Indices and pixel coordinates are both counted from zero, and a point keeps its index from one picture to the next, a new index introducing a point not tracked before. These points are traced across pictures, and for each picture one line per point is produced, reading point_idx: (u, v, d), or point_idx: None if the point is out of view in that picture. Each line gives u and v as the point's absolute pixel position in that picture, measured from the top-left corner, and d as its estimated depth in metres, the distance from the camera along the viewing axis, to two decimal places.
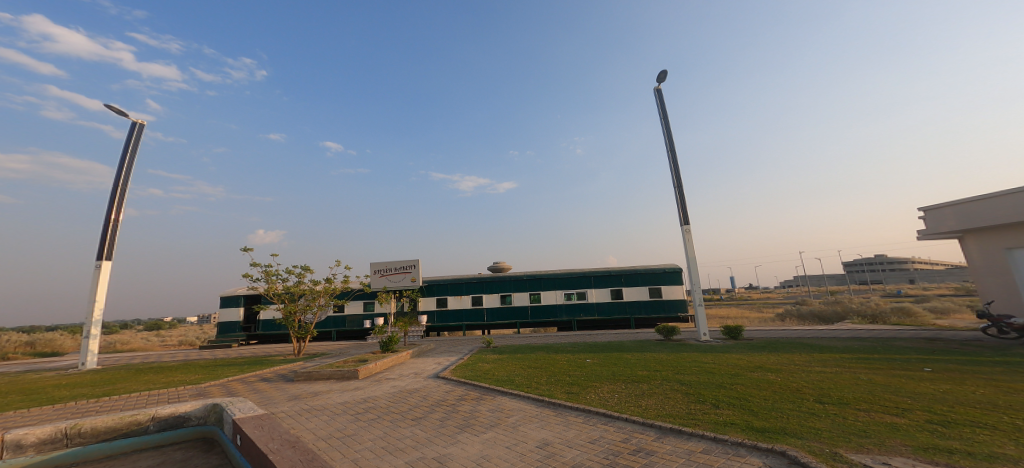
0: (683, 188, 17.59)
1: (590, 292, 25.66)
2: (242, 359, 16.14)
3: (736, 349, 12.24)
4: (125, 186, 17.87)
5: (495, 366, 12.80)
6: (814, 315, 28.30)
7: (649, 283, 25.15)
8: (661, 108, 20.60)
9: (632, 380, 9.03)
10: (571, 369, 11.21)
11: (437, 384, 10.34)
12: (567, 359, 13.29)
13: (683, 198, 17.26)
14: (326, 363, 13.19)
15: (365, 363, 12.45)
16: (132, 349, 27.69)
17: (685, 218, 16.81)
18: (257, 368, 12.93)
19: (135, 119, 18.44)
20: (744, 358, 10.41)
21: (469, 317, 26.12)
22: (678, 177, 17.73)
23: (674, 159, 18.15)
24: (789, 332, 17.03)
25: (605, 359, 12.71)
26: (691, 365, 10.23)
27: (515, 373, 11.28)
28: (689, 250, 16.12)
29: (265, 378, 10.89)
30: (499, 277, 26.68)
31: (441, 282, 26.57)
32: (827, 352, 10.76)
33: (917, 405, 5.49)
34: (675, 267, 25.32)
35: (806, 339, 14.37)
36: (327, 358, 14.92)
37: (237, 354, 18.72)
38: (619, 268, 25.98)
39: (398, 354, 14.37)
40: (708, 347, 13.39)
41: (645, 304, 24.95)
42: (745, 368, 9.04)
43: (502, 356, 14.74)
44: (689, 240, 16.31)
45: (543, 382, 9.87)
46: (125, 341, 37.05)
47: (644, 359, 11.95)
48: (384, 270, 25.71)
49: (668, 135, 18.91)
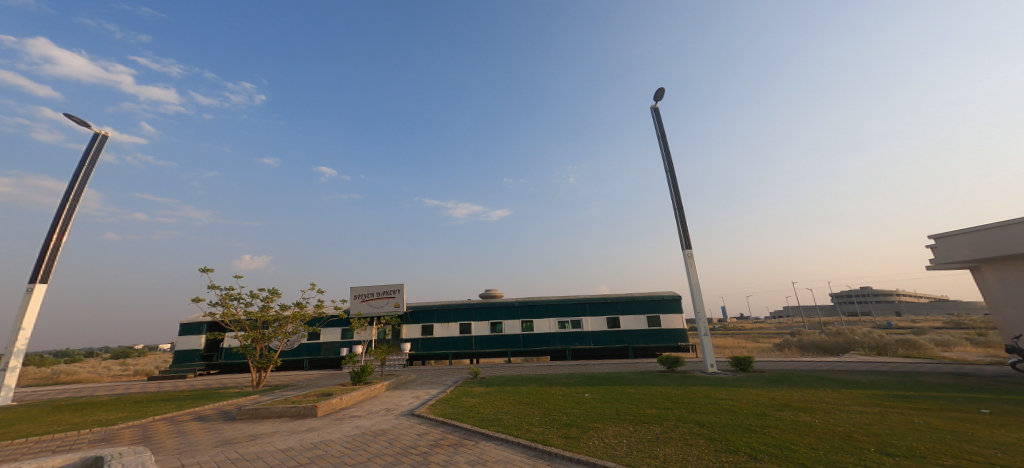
0: (684, 210, 16.84)
1: (585, 320, 24.27)
2: (193, 392, 14.30)
3: (751, 383, 10.94)
4: (78, 199, 16.51)
5: (481, 400, 11.27)
6: (817, 346, 27.07)
7: (646, 311, 23.89)
8: (659, 128, 20.20)
9: (640, 422, 7.68)
10: (568, 406, 9.75)
11: (409, 425, 8.78)
12: (562, 393, 11.82)
13: (683, 220, 16.44)
14: (286, 396, 11.51)
15: (330, 396, 10.82)
16: (81, 380, 25.20)
17: (686, 242, 15.90)
18: (204, 404, 11.21)
19: (99, 130, 17.41)
20: (765, 395, 9.11)
21: (456, 345, 24.39)
22: (677, 198, 17.00)
23: (673, 180, 17.50)
24: (799, 364, 15.77)
25: (606, 393, 11.26)
26: (704, 401, 8.92)
27: (502, 410, 9.77)
28: (692, 275, 15.09)
29: (207, 417, 9.25)
30: (489, 302, 25.21)
31: (427, 308, 25.01)
32: (855, 388, 9.53)
33: (1015, 462, 4.27)
34: (674, 295, 24.19)
35: (822, 371, 13.16)
36: (291, 391, 13.17)
37: (190, 386, 16.76)
38: (615, 295, 24.76)
39: (371, 386, 12.68)
40: (718, 380, 12.09)
41: (643, 334, 23.56)
42: (770, 407, 7.76)
43: (489, 389, 13.16)
44: (692, 265, 15.32)
45: (535, 422, 8.39)
46: (79, 370, 34.25)
47: (649, 394, 10.58)
48: (365, 294, 24.01)
49: (666, 156, 18.41)
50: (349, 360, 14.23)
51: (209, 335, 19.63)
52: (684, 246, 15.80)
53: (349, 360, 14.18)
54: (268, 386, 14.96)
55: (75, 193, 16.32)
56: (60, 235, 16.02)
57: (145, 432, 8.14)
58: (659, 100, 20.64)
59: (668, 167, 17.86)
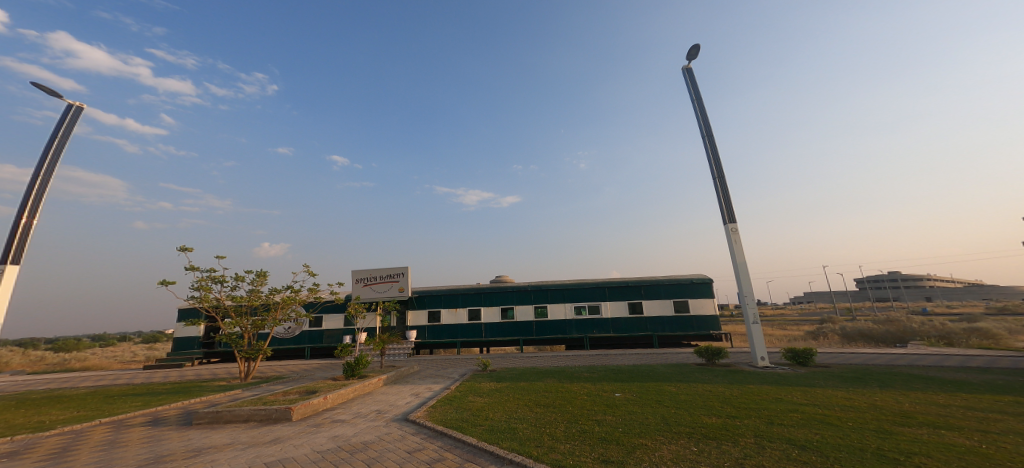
0: (726, 179, 14.46)
1: (604, 306, 22.28)
2: (175, 383, 12.91)
3: (824, 383, 8.80)
4: (48, 175, 14.98)
5: (489, 400, 9.43)
6: (862, 335, 24.53)
7: (673, 296, 21.68)
8: (693, 90, 17.67)
9: (707, 440, 5.66)
10: (598, 411, 7.81)
11: (400, 436, 6.96)
12: (587, 392, 9.89)
13: (725, 191, 14.10)
14: (265, 393, 9.86)
15: (313, 394, 9.09)
16: (83, 368, 24.53)
17: (729, 216, 13.60)
18: (172, 400, 9.66)
19: (70, 100, 15.76)
20: (860, 401, 6.99)
21: (465, 332, 22.76)
22: (718, 166, 14.63)
23: (711, 146, 15.15)
24: (864, 357, 13.46)
25: (642, 392, 9.28)
26: (781, 407, 6.87)
27: (517, 415, 7.89)
28: (737, 254, 12.85)
29: (161, 420, 7.60)
30: (500, 287, 23.41)
31: (433, 293, 23.38)
32: (978, 394, 7.30)
33: None
34: (704, 278, 21.86)
35: (900, 367, 10.93)
36: (276, 385, 11.58)
37: (179, 377, 15.46)
38: (638, 279, 22.65)
39: (365, 380, 10.98)
40: (777, 377, 10.01)
41: (669, 321, 21.43)
42: (888, 422, 5.64)
43: (501, 386, 11.35)
44: (737, 243, 13.06)
45: (561, 436, 6.45)
46: (91, 357, 33.99)
47: (699, 393, 8.57)
48: (368, 278, 22.48)
49: (702, 120, 16.03)
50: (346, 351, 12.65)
51: (204, 322, 18.30)
52: (727, 221, 13.53)
53: (344, 351, 12.58)
54: (258, 378, 13.47)
55: (46, 168, 14.81)
56: (31, 214, 14.61)
57: (73, 442, 6.49)
58: (693, 58, 18.08)
59: (704, 132, 15.51)
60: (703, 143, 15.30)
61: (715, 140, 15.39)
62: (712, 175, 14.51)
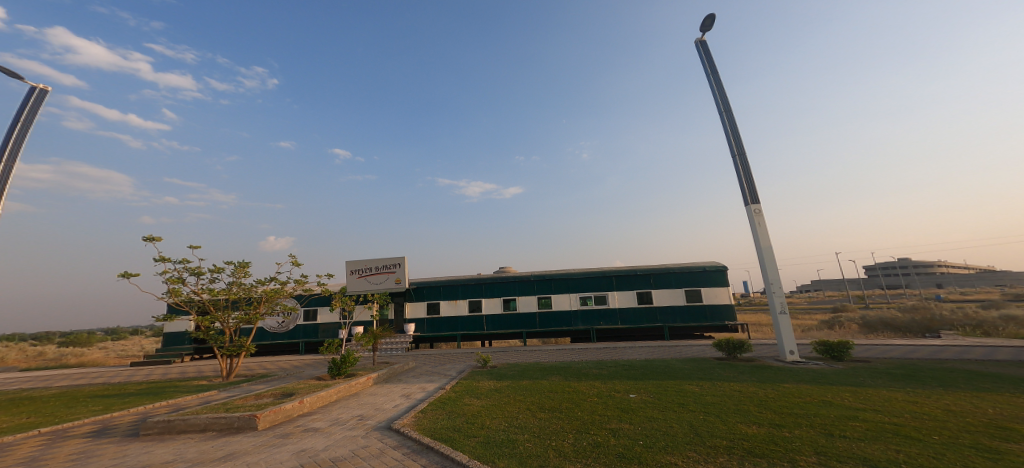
0: (747, 158, 13.13)
1: (611, 296, 21.16)
2: (151, 382, 11.98)
3: (873, 383, 7.63)
4: (13, 163, 13.94)
5: (487, 404, 8.33)
6: (884, 325, 23.24)
7: (685, 285, 20.47)
8: (708, 63, 16.23)
9: (755, 459, 4.50)
10: (612, 419, 6.68)
11: (380, 450, 5.89)
12: (598, 392, 8.79)
13: (746, 170, 12.79)
14: (238, 396, 8.84)
15: (288, 398, 8.03)
16: (73, 365, 23.80)
17: (751, 197, 12.31)
18: (134, 403, 8.66)
19: (36, 83, 14.70)
20: (931, 407, 5.79)
21: (465, 325, 21.77)
22: (737, 144, 13.29)
23: (730, 121, 13.80)
24: (901, 350, 12.24)
25: (661, 393, 8.16)
26: (835, 414, 5.70)
27: (518, 422, 6.81)
28: (762, 238, 11.59)
29: (107, 430, 6.58)
30: (502, 278, 22.34)
31: (432, 284, 22.39)
32: None
33: None
34: (718, 266, 20.59)
35: (949, 363, 9.73)
36: (256, 386, 10.57)
37: (160, 374, 14.54)
38: (647, 268, 21.46)
39: (351, 381, 9.97)
40: (813, 374, 8.86)
41: (681, 311, 20.25)
42: (985, 437, 4.46)
43: (501, 385, 10.30)
44: (761, 226, 11.78)
45: (571, 452, 5.34)
46: (87, 354, 33.37)
47: (728, 394, 7.43)
48: (363, 269, 21.49)
49: (719, 94, 14.65)
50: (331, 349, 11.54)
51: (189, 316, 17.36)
52: (750, 202, 12.25)
53: (328, 349, 11.47)
54: (241, 376, 12.53)
55: (10, 155, 13.76)
56: None
57: None
58: (708, 29, 16.59)
59: (722, 108, 14.16)
60: (720, 119, 13.95)
61: (734, 115, 14.04)
62: (731, 153, 13.19)
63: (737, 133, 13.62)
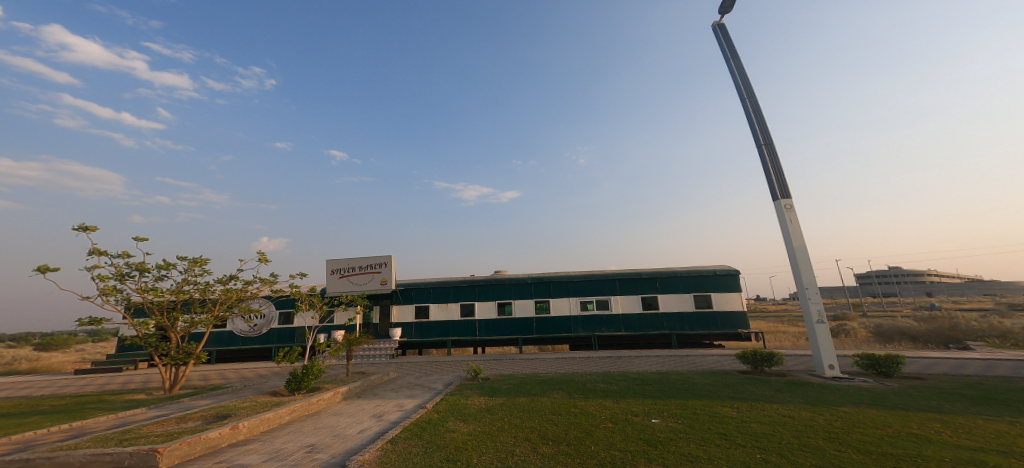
0: (775, 148, 11.75)
1: (614, 301, 19.67)
2: (82, 395, 10.17)
3: (957, 409, 6.13)
4: None
5: (476, 432, 6.67)
6: (902, 335, 21.90)
7: (693, 289, 19.01)
8: (728, 47, 14.88)
9: None
10: (637, 458, 5.12)
11: None
12: (612, 416, 7.20)
13: (775, 161, 11.40)
14: (163, 418, 7.11)
15: (220, 421, 6.34)
16: (22, 371, 21.60)
17: (781, 191, 10.92)
18: (32, 426, 6.89)
19: None
20: None
21: (456, 330, 20.12)
22: (763, 132, 11.93)
23: (753, 108, 12.44)
24: (947, 365, 10.83)
25: (689, 418, 6.62)
26: (950, 459, 4.17)
27: (516, 462, 5.19)
28: (795, 236, 10.18)
29: None
30: (496, 279, 20.76)
31: (421, 286, 20.77)
32: None
33: None
34: (729, 270, 19.15)
35: (1019, 383, 8.30)
36: (199, 402, 8.86)
37: (103, 384, 12.68)
38: (653, 271, 20.00)
39: (314, 397, 8.36)
40: (869, 396, 7.36)
41: (689, 318, 18.76)
42: None
43: (494, 404, 8.70)
44: (793, 223, 10.40)
45: None
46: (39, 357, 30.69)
47: (778, 422, 5.90)
48: (345, 269, 19.80)
49: (741, 79, 13.28)
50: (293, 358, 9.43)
51: None
52: (780, 196, 10.86)
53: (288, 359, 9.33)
54: (191, 389, 10.82)
55: None
56: None
57: None
58: (727, 10, 15.26)
59: (744, 93, 12.84)
60: (743, 105, 12.60)
61: (758, 102, 12.68)
62: (757, 143, 11.82)
63: (762, 120, 12.26)
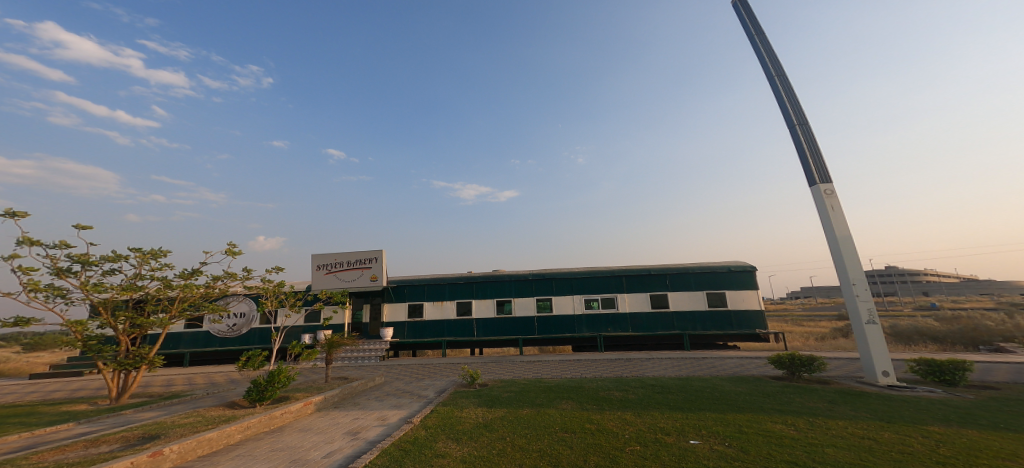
0: (811, 129, 10.49)
1: (620, 299, 18.38)
2: (16, 406, 8.76)
3: None
4: None
5: (472, 457, 5.32)
6: (923, 336, 20.77)
7: (706, 287, 17.75)
8: (751, 23, 13.59)
9: None
10: None
11: None
12: (638, 436, 5.89)
13: (811, 144, 10.14)
14: (84, 437, 5.72)
15: (145, 444, 4.95)
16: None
17: (819, 176, 9.66)
18: None
19: None
20: None
21: (452, 330, 18.80)
22: (797, 112, 10.65)
23: (783, 85, 11.16)
24: (1006, 371, 9.58)
25: (738, 439, 5.31)
26: None
27: None
28: (838, 226, 8.95)
29: None
30: (495, 276, 19.44)
31: (414, 283, 19.44)
32: None
33: None
34: (744, 266, 17.91)
35: None
36: (144, 416, 7.46)
37: (53, 391, 11.25)
38: (663, 267, 18.73)
39: (279, 410, 6.99)
40: (951, 411, 6.05)
41: (701, 317, 17.49)
42: None
43: (493, 419, 7.36)
44: (835, 212, 9.19)
45: None
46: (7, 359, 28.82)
47: (862, 448, 4.59)
48: (332, 265, 18.40)
49: (768, 55, 11.98)
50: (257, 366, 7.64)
51: None
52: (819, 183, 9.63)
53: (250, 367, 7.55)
54: (146, 398, 9.44)
55: None
56: None
57: None
58: None
59: (773, 71, 11.56)
60: (772, 82, 11.33)
61: (788, 79, 11.40)
62: (791, 124, 10.56)
63: (794, 99, 10.99)
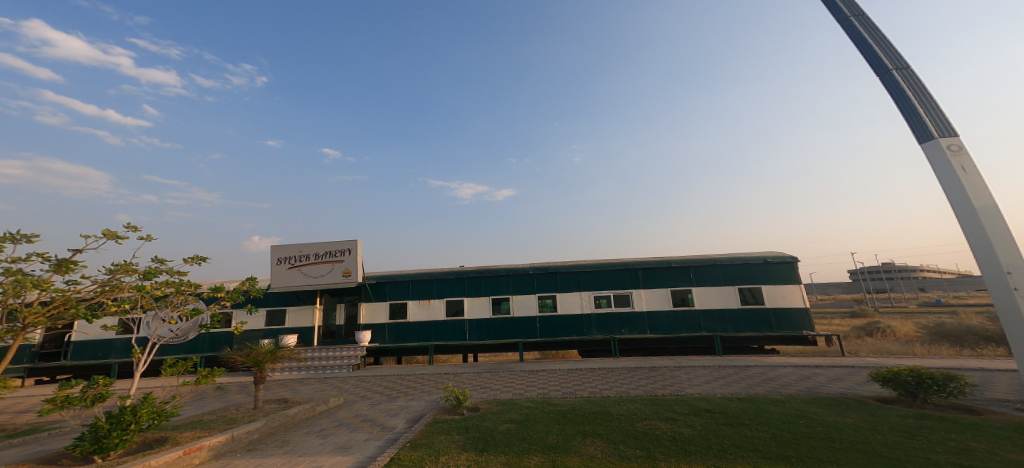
0: (913, 73, 7.95)
1: (636, 296, 15.72)
2: None
3: None
4: None
5: None
6: (978, 337, 18.23)
7: (738, 282, 15.10)
8: None
9: None
10: None
11: None
12: None
13: (919, 89, 7.60)
14: None
15: None
16: None
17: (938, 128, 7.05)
18: None
19: None
20: None
21: (440, 334, 16.07)
22: (889, 53, 8.15)
23: (864, 25, 8.75)
24: None
25: None
26: None
27: None
28: (976, 193, 6.46)
29: None
30: (489, 271, 16.73)
31: (396, 280, 16.68)
32: None
33: None
34: (782, 257, 15.27)
35: None
36: None
37: None
38: (685, 259, 16.11)
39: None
40: None
41: (733, 317, 14.84)
42: None
43: None
44: (968, 174, 6.70)
45: None
46: None
47: None
48: (298, 258, 15.60)
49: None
50: (91, 401, 4.80)
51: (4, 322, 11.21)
52: (938, 138, 7.08)
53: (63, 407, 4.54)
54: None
55: None
56: None
57: None
58: None
59: (847, 12, 9.19)
60: (848, 24, 8.91)
61: (869, 18, 8.95)
62: (883, 69, 8.07)
63: (882, 40, 8.49)
